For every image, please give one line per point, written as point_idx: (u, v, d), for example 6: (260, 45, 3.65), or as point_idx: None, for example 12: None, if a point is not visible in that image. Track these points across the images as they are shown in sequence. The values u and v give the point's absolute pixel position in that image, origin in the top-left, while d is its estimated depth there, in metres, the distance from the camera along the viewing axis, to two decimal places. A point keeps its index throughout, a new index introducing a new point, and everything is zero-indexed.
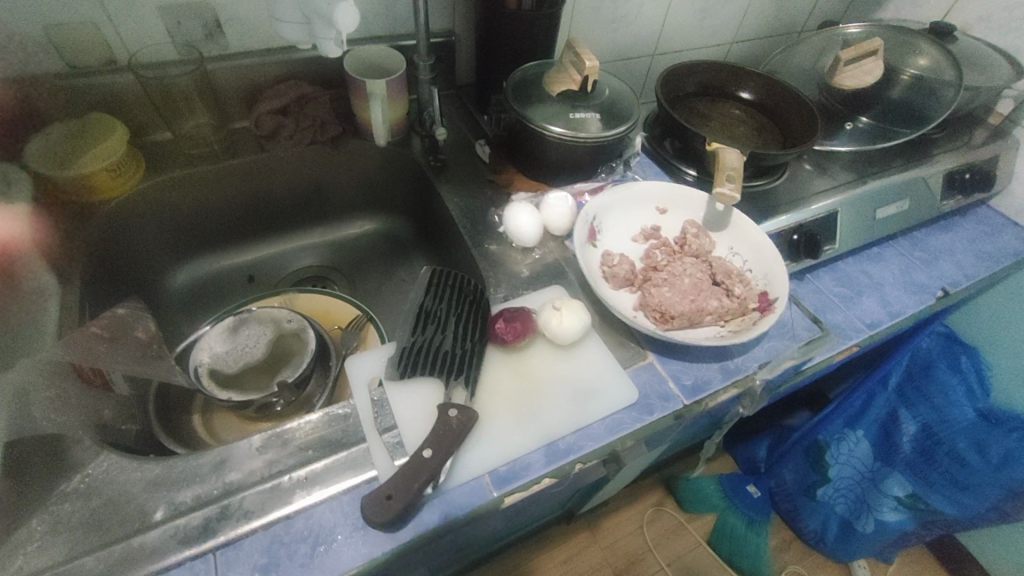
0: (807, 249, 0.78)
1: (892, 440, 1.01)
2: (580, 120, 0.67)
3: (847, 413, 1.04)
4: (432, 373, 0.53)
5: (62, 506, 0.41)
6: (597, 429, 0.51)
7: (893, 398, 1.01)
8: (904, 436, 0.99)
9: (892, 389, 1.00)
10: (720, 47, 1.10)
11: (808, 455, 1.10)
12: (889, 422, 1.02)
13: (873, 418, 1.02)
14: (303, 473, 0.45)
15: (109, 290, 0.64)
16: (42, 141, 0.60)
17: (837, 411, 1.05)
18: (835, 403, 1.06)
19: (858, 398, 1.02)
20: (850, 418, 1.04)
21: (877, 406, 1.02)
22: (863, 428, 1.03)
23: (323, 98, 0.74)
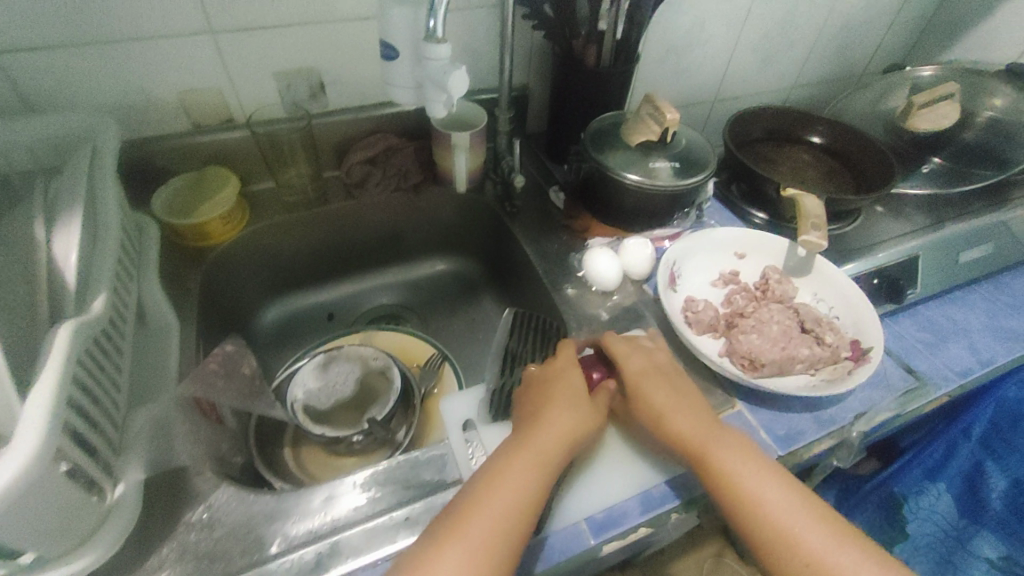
0: (889, 293, 0.77)
1: (980, 497, 0.90)
2: (656, 168, 0.70)
3: (925, 463, 0.95)
4: None
5: (188, 536, 0.44)
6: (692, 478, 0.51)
7: (977, 451, 0.90)
8: (993, 493, 0.88)
9: (977, 441, 0.90)
10: (781, 91, 1.11)
11: (883, 508, 1.01)
12: (975, 475, 0.91)
13: (955, 472, 0.93)
14: (404, 513, 0.47)
15: (216, 327, 0.68)
16: (167, 193, 0.68)
17: (912, 462, 0.97)
18: (913, 453, 0.98)
19: (937, 449, 0.93)
20: (929, 471, 0.95)
21: (959, 459, 0.92)
22: (944, 481, 0.94)
23: (408, 149, 0.79)
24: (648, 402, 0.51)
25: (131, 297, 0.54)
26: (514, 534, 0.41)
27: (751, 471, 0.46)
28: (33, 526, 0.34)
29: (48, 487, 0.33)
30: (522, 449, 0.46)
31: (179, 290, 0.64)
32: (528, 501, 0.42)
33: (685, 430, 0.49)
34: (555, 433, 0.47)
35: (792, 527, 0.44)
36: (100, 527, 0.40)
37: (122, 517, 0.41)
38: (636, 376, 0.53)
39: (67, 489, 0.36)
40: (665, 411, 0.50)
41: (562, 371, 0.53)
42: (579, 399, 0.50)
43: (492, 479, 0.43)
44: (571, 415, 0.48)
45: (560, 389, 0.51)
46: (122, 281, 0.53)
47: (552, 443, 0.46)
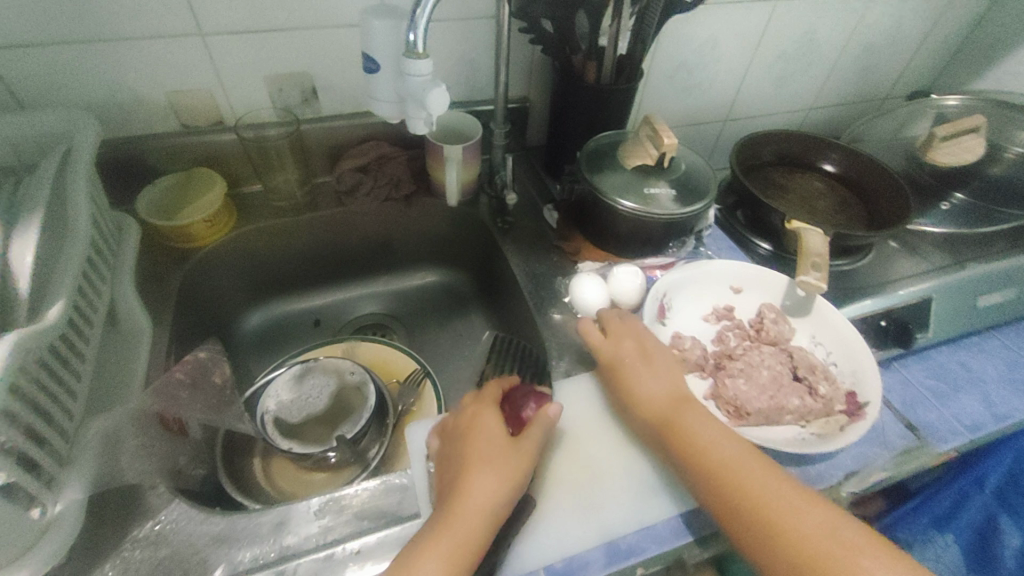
0: (897, 337, 0.72)
1: (991, 553, 0.84)
2: (653, 195, 0.67)
3: (932, 511, 0.88)
4: None
5: (132, 554, 0.43)
6: (663, 536, 0.48)
7: (993, 502, 0.84)
8: (1005, 551, 0.82)
9: (991, 493, 0.83)
10: (797, 113, 1.07)
11: None
12: (988, 529, 0.84)
13: (966, 522, 0.86)
14: (356, 545, 0.45)
15: (193, 330, 0.68)
16: (154, 192, 0.68)
17: (922, 507, 0.89)
18: (921, 496, 0.90)
19: (948, 498, 0.86)
20: (938, 519, 0.88)
21: (972, 509, 0.85)
22: (953, 532, 0.87)
23: (402, 158, 0.78)
24: (623, 377, 0.54)
25: (101, 300, 0.53)
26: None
27: (709, 434, 0.48)
28: None
29: None
30: (442, 521, 0.42)
31: (156, 292, 0.64)
32: None
33: (652, 398, 0.52)
34: (476, 497, 0.43)
35: (754, 483, 0.44)
36: (37, 543, 0.39)
37: (58, 536, 0.40)
38: (615, 359, 0.56)
39: None
40: (637, 385, 0.53)
41: (477, 420, 0.50)
42: (504, 449, 0.47)
43: (410, 559, 0.40)
44: (493, 472, 0.45)
45: (477, 449, 0.47)
46: (91, 283, 0.52)
47: (473, 509, 0.43)
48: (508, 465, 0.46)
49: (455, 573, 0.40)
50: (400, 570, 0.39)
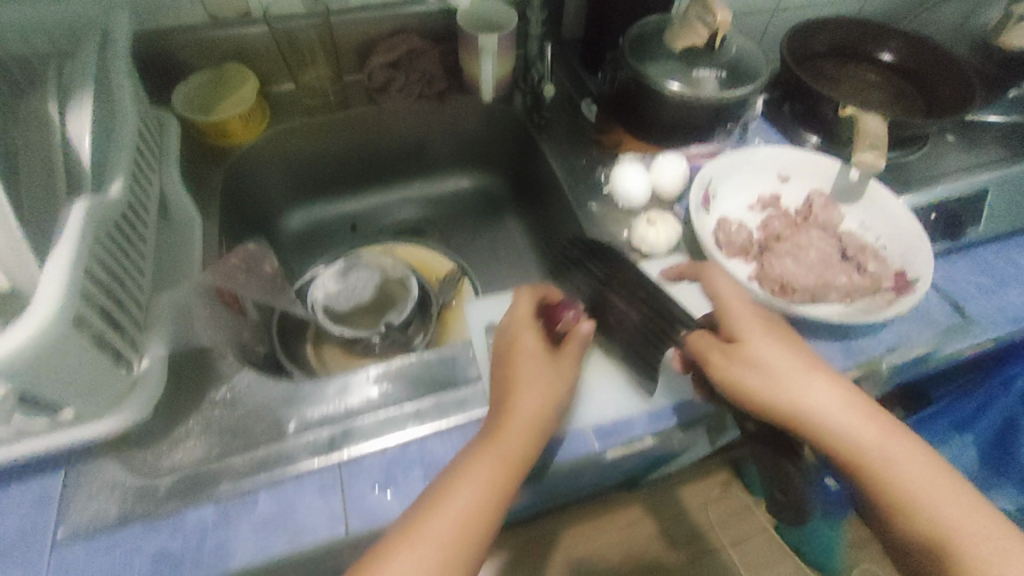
0: (947, 228, 0.72)
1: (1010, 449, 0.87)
2: (701, 77, 0.64)
3: (954, 416, 0.88)
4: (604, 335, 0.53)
5: (212, 411, 0.47)
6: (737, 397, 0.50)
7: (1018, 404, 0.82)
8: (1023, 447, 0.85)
9: (1017, 394, 0.81)
10: (854, 2, 0.99)
11: None
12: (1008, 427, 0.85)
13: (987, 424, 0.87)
14: (415, 406, 0.48)
15: (241, 228, 0.70)
16: (186, 88, 0.68)
17: (945, 412, 0.88)
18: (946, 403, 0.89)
19: (971, 403, 0.84)
20: (959, 422, 0.88)
21: (994, 411, 0.84)
22: (973, 433, 0.89)
23: (432, 52, 0.75)
24: (782, 384, 0.42)
25: (153, 187, 0.54)
26: (482, 526, 0.39)
27: (885, 443, 0.41)
28: (67, 382, 0.36)
29: (75, 349, 0.35)
30: (490, 439, 0.42)
31: (203, 188, 0.65)
32: (485, 504, 0.39)
33: (834, 413, 0.42)
34: (522, 418, 0.42)
35: (923, 495, 0.40)
36: (130, 394, 0.42)
37: (147, 389, 0.43)
38: (770, 352, 0.44)
39: (94, 355, 0.38)
40: (806, 388, 0.42)
41: (522, 352, 0.47)
42: (549, 370, 0.46)
43: (458, 470, 0.40)
44: (538, 390, 0.44)
45: (523, 370, 0.45)
46: (141, 170, 0.53)
47: (518, 429, 0.42)
48: (551, 384, 0.45)
49: (502, 487, 0.40)
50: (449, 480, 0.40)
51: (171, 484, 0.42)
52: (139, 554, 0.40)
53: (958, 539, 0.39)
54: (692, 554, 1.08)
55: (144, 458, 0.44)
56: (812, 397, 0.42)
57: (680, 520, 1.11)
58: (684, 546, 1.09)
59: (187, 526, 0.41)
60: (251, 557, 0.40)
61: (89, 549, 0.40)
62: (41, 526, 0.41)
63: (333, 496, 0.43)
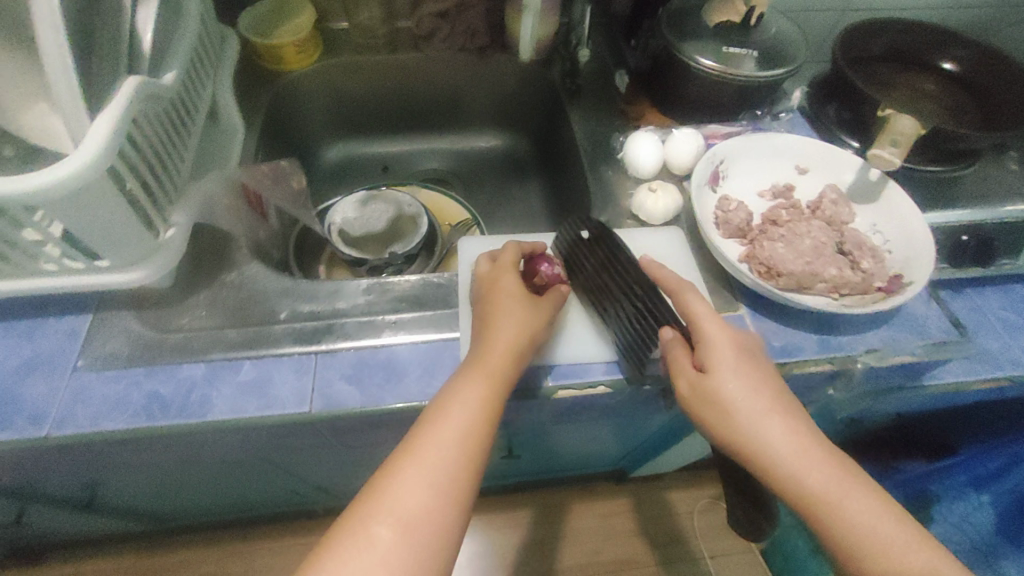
0: (975, 256, 0.65)
1: None
2: (734, 56, 0.64)
3: (973, 470, 0.82)
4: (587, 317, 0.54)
5: (219, 290, 0.53)
6: None
7: None
8: None
9: None
10: (935, 12, 0.93)
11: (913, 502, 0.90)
12: None
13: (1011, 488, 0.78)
14: (393, 318, 0.52)
15: (279, 148, 0.76)
16: (253, 14, 0.74)
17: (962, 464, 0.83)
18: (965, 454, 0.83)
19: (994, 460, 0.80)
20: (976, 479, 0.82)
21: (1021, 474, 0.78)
22: (991, 493, 0.79)
23: (480, 7, 0.79)
24: (713, 394, 0.43)
25: (206, 92, 0.60)
26: (479, 439, 0.40)
27: (810, 458, 0.42)
28: (98, 227, 0.43)
29: (107, 198, 0.41)
30: (472, 366, 0.43)
31: (251, 105, 0.72)
32: (475, 430, 0.41)
33: (758, 425, 0.42)
34: (501, 351, 0.44)
35: (835, 502, 0.41)
36: (154, 255, 0.49)
37: (168, 254, 0.49)
38: (711, 360, 0.44)
39: (126, 210, 0.44)
40: (738, 400, 0.43)
41: (501, 291, 0.48)
42: (528, 312, 0.47)
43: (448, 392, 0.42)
44: (515, 324, 0.46)
45: (501, 305, 0.47)
46: (198, 74, 0.59)
47: (498, 357, 0.43)
48: (530, 322, 0.47)
49: (492, 407, 0.41)
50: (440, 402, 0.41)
51: (174, 341, 0.49)
52: (137, 390, 0.46)
53: (859, 546, 0.40)
54: (667, 552, 1.09)
55: (157, 316, 0.50)
56: (740, 408, 0.43)
57: (662, 518, 1.12)
58: (661, 544, 1.09)
59: (180, 375, 0.47)
60: (227, 412, 0.46)
61: (101, 377, 0.47)
62: (68, 354, 0.48)
63: (305, 378, 0.48)
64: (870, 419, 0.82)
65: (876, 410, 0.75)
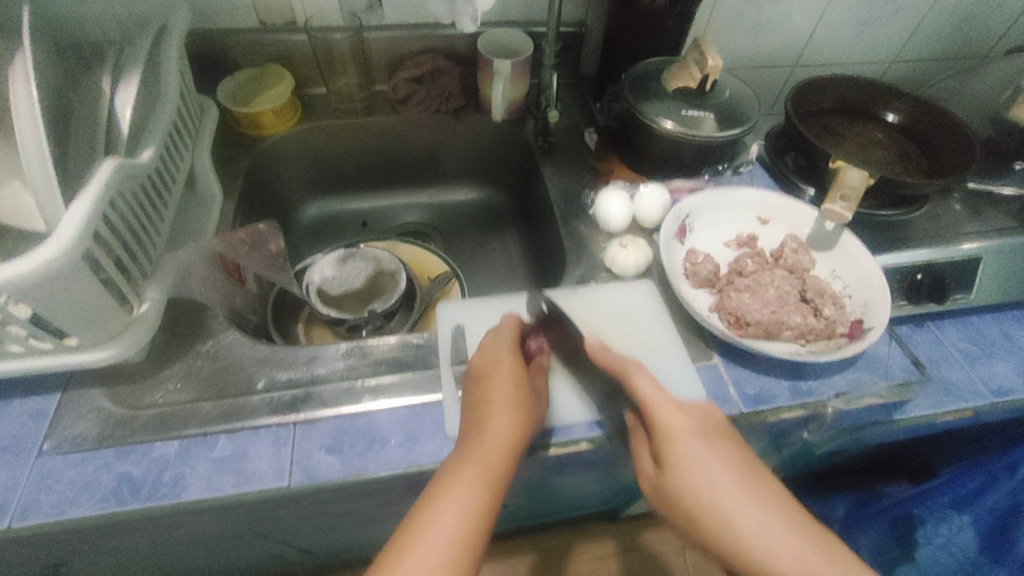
0: (931, 294, 0.68)
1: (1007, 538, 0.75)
2: (694, 118, 0.68)
3: (954, 491, 0.82)
4: (568, 377, 0.55)
5: (195, 361, 0.52)
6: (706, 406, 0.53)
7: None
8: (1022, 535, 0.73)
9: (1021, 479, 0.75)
10: (877, 64, 1.00)
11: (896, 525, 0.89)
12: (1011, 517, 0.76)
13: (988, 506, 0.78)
14: (373, 382, 0.52)
15: (257, 210, 0.77)
16: (231, 83, 0.76)
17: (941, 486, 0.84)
18: (946, 478, 0.84)
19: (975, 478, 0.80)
20: (956, 499, 0.82)
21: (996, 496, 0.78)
22: (972, 514, 0.80)
23: (454, 73, 0.81)
24: (681, 494, 0.43)
25: (184, 163, 0.61)
26: (474, 531, 0.40)
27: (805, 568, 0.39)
28: (69, 309, 0.42)
29: (76, 282, 0.41)
30: (467, 455, 0.43)
31: (229, 170, 0.73)
32: (472, 525, 0.40)
33: (737, 526, 0.42)
34: (498, 436, 0.44)
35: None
36: (125, 331, 0.48)
37: (140, 330, 0.49)
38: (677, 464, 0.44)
39: (97, 289, 0.43)
40: (710, 496, 0.42)
41: (496, 369, 0.49)
42: (525, 395, 0.48)
43: (443, 482, 0.41)
44: (511, 409, 0.46)
45: (494, 388, 0.47)
46: (176, 146, 0.59)
47: (491, 450, 0.43)
48: (524, 405, 0.47)
49: (488, 498, 0.41)
50: (431, 495, 0.40)
51: (146, 418, 0.48)
52: (107, 473, 0.45)
53: None
54: None
55: (130, 392, 0.50)
56: (714, 512, 0.42)
57: (656, 564, 1.10)
58: None
59: (152, 455, 0.46)
60: (200, 493, 0.44)
61: (67, 461, 0.45)
62: (32, 438, 0.47)
63: (281, 451, 0.47)
64: (850, 454, 0.84)
65: (855, 445, 0.76)
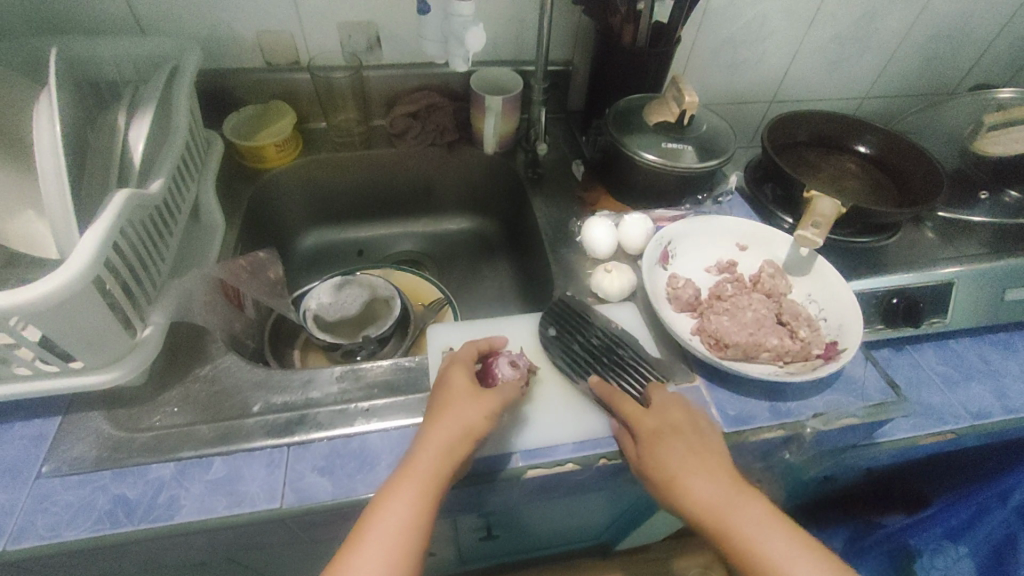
0: (906, 317, 0.70)
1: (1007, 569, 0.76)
2: (674, 150, 0.72)
3: (947, 521, 0.82)
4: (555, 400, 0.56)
5: (193, 385, 0.54)
6: None
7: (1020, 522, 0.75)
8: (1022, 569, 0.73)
9: (1015, 509, 0.75)
10: (850, 101, 1.06)
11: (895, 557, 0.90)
12: (1008, 547, 0.76)
13: (984, 536, 0.79)
14: (366, 405, 0.54)
15: (256, 238, 0.80)
16: (237, 118, 0.80)
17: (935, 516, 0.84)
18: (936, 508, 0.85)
19: (967, 506, 0.80)
20: (950, 530, 0.82)
21: (991, 525, 0.78)
22: (968, 545, 0.80)
23: (448, 108, 0.85)
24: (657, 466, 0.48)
25: (189, 194, 0.64)
26: (408, 549, 0.42)
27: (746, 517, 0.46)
28: (78, 331, 0.45)
29: (85, 305, 0.43)
30: (402, 474, 0.45)
31: (231, 201, 0.76)
32: (409, 539, 0.42)
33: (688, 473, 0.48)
34: (437, 447, 0.45)
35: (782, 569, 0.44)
36: (129, 354, 0.50)
37: (143, 353, 0.51)
38: (703, 453, 0.49)
39: (105, 312, 0.46)
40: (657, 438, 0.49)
41: (450, 382, 0.51)
42: (470, 404, 0.48)
43: (379, 504, 0.44)
44: (451, 423, 0.47)
45: (446, 400, 0.49)
46: (183, 178, 0.62)
47: (430, 462, 0.45)
48: (468, 419, 0.47)
49: (423, 510, 0.43)
50: (368, 516, 0.43)
51: (144, 440, 0.49)
52: (103, 495, 0.46)
53: None
54: None
55: (128, 415, 0.51)
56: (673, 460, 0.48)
57: None
58: None
59: (148, 477, 0.47)
60: (194, 515, 0.45)
61: (64, 484, 0.46)
62: (32, 460, 0.48)
63: (276, 472, 0.48)
64: (839, 478, 0.85)
65: (843, 468, 0.77)
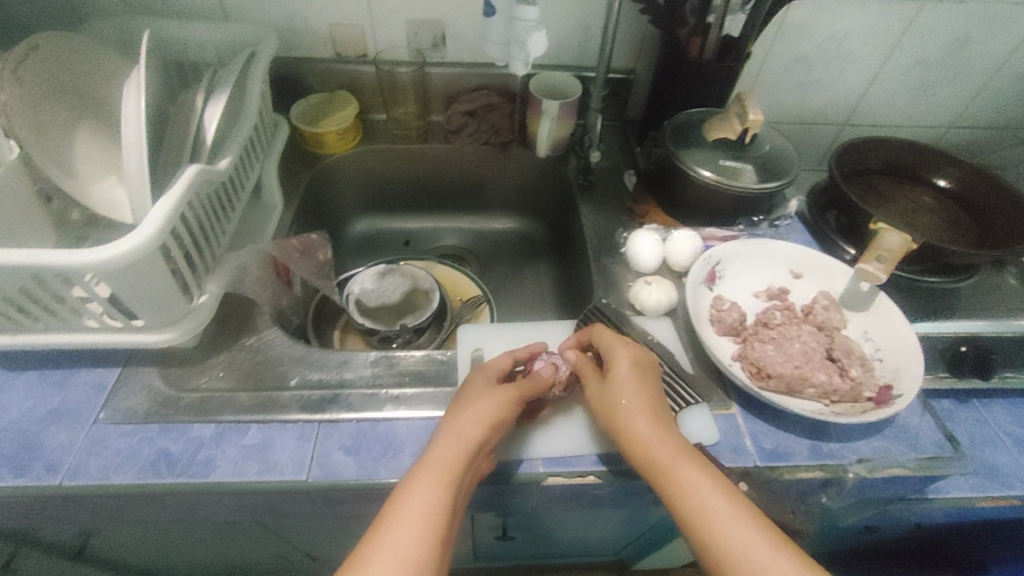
0: (974, 367, 0.65)
1: None
2: (732, 169, 0.69)
3: None
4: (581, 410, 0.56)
5: (238, 354, 0.57)
6: (719, 452, 0.53)
7: None
8: None
9: None
10: (932, 130, 0.99)
11: None
12: None
13: None
14: (396, 393, 0.55)
15: (311, 220, 0.83)
16: (304, 105, 0.84)
17: None
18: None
19: None
20: None
21: None
22: None
23: (505, 108, 0.86)
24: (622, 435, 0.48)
25: (253, 174, 0.67)
26: (429, 534, 0.41)
27: (708, 501, 0.43)
28: (141, 292, 0.48)
29: (149, 269, 0.46)
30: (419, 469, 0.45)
31: (291, 183, 0.80)
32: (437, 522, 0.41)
33: (647, 445, 0.47)
34: (464, 437, 0.46)
35: (756, 571, 0.40)
36: (184, 318, 0.53)
37: (197, 318, 0.54)
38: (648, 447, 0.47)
39: (167, 277, 0.49)
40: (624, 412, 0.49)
41: (474, 384, 0.51)
42: (481, 398, 0.49)
43: (397, 498, 0.43)
44: (474, 418, 0.47)
45: (471, 397, 0.50)
46: (249, 158, 0.66)
47: (456, 446, 0.45)
48: (491, 410, 0.48)
49: (449, 493, 0.43)
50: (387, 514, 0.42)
51: (190, 400, 0.52)
52: (150, 446, 0.49)
53: None
54: None
55: (178, 375, 0.54)
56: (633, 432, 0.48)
57: None
58: None
59: (190, 435, 0.50)
60: (227, 476, 0.48)
61: (117, 431, 0.50)
62: (92, 406, 0.52)
63: (306, 445, 0.50)
64: (881, 529, 0.79)
65: (886, 519, 0.72)
